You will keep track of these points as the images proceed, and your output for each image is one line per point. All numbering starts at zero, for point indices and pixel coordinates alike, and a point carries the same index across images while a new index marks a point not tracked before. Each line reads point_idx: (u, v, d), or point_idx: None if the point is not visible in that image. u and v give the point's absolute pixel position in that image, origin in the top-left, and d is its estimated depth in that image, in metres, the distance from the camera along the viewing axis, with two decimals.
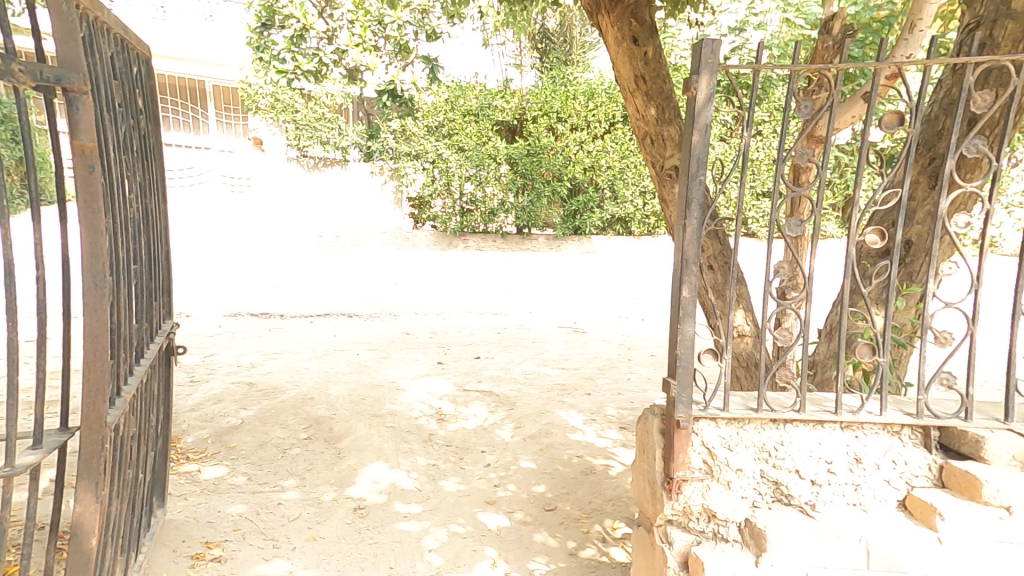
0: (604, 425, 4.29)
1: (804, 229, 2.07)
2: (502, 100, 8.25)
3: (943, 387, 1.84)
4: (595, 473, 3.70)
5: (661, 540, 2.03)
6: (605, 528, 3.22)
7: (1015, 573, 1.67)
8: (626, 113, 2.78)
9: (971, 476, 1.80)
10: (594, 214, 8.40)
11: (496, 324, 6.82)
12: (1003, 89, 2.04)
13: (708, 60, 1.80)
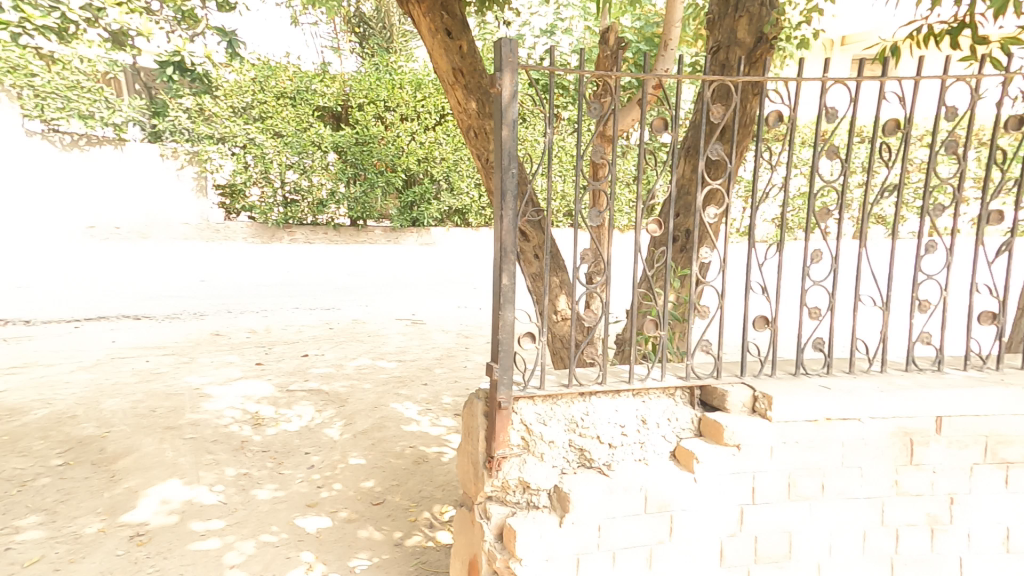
0: (439, 413, 4.35)
1: (603, 220, 2.33)
2: (321, 83, 8.08)
3: (704, 351, 2.38)
4: (427, 461, 3.75)
5: (481, 516, 2.16)
6: (433, 514, 3.30)
7: (735, 494, 2.25)
8: (448, 106, 2.84)
9: (717, 423, 2.29)
10: (431, 205, 8.50)
11: (328, 320, 6.50)
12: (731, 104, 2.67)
13: (508, 59, 1.91)
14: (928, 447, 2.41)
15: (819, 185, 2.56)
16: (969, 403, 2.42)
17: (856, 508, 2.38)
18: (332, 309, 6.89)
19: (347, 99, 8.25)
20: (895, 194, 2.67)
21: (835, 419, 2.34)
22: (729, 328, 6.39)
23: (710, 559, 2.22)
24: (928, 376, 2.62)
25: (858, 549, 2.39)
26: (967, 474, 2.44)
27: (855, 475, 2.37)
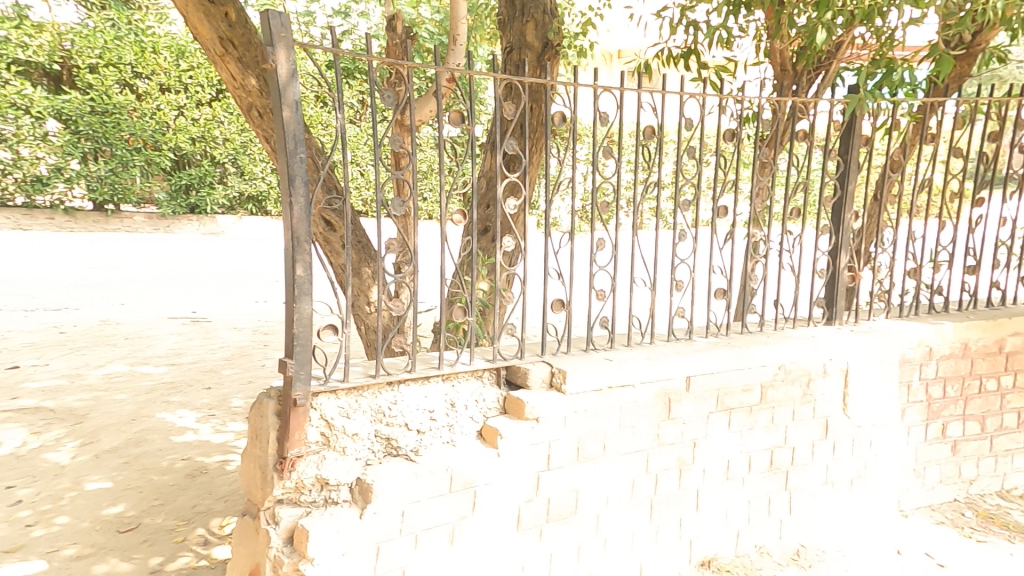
0: (225, 418, 3.97)
1: (407, 210, 2.22)
2: (32, 38, 7.85)
3: (509, 334, 2.58)
4: (206, 473, 3.39)
5: (268, 522, 2.02)
6: (209, 530, 2.95)
7: (533, 462, 2.46)
8: (220, 80, 2.55)
9: (520, 400, 2.48)
10: (215, 191, 8.83)
11: (58, 322, 5.63)
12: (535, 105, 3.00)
13: (280, 34, 1.78)
14: (681, 402, 2.97)
15: (600, 182, 3.03)
16: (707, 363, 3.03)
17: (628, 461, 2.81)
18: (63, 309, 6.05)
19: (67, 56, 8.08)
20: (656, 190, 3.28)
21: (615, 387, 2.74)
22: (533, 310, 6.95)
23: (507, 525, 2.39)
24: (682, 343, 3.24)
25: (628, 495, 2.82)
26: (705, 421, 3.05)
27: (629, 432, 2.80)
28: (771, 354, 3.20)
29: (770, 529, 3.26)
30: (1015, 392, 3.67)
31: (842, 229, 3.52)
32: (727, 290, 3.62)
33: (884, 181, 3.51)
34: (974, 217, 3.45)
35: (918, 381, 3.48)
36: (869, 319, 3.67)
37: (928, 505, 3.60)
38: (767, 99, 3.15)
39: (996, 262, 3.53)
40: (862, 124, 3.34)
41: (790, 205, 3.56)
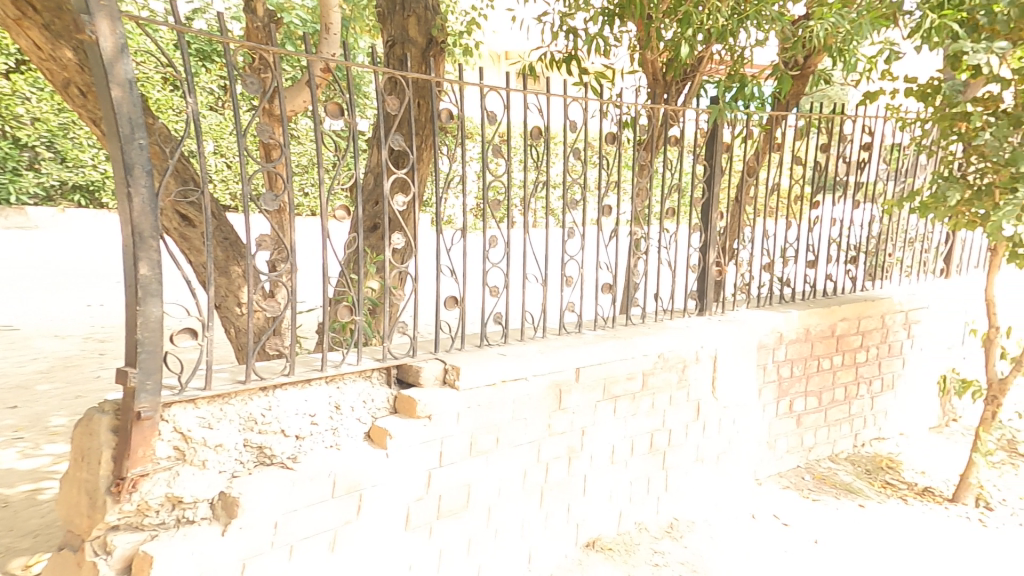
0: (37, 441, 3.63)
1: (282, 203, 2.05)
2: None
3: (401, 333, 2.53)
4: (9, 506, 3.01)
5: (96, 553, 1.80)
6: (11, 571, 2.56)
7: (423, 460, 2.45)
8: (24, 48, 2.50)
9: (411, 398, 2.45)
10: (24, 179, 8.08)
11: None
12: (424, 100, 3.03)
13: (99, 3, 1.60)
14: (571, 392, 3.12)
15: (491, 180, 3.01)
16: (594, 354, 3.21)
17: (520, 452, 2.89)
18: None
19: None
20: (546, 192, 3.38)
21: (508, 380, 2.81)
22: (424, 307, 6.95)
23: (395, 525, 2.36)
24: (572, 336, 3.40)
25: (519, 485, 2.91)
26: (593, 409, 3.23)
27: (523, 424, 2.89)
28: (652, 344, 3.46)
29: (648, 506, 3.52)
30: (844, 369, 4.22)
31: (710, 228, 3.90)
32: (613, 285, 3.83)
33: (742, 184, 3.96)
34: (813, 217, 4.08)
35: (771, 363, 3.96)
36: (730, 311, 4.06)
37: (777, 472, 4.07)
38: (642, 106, 3.46)
39: (829, 257, 4.17)
40: (723, 132, 3.73)
41: (667, 205, 3.87)
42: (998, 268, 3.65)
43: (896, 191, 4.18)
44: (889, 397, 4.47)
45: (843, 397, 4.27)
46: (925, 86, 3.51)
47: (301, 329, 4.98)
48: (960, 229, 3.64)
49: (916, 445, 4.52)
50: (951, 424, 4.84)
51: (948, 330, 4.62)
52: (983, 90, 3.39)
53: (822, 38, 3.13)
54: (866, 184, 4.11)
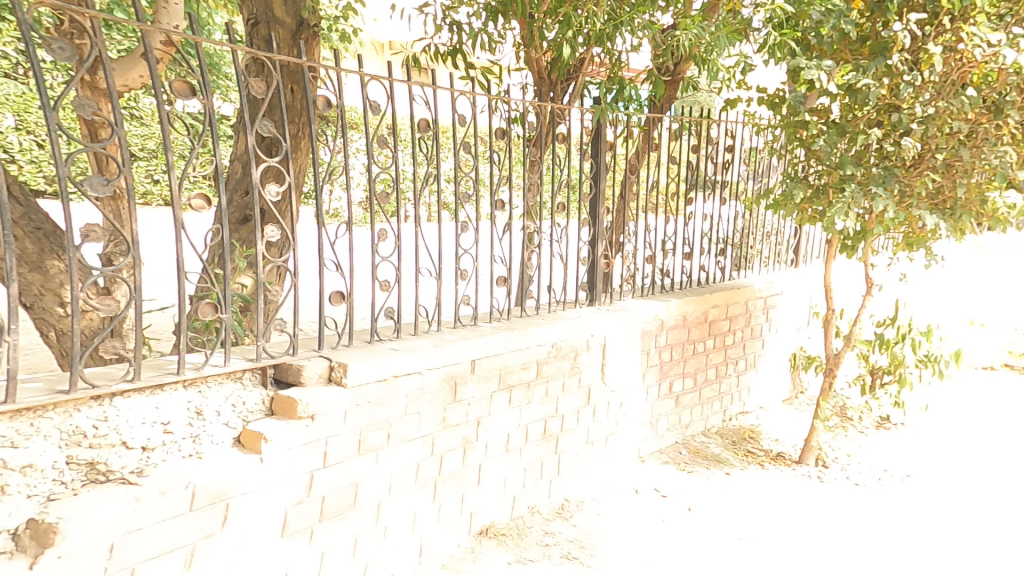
0: None
1: (116, 188, 1.84)
2: None
3: (278, 332, 2.36)
4: None
5: None
6: None
7: (303, 463, 2.36)
8: None
9: (291, 398, 2.36)
10: None
11: None
12: (297, 86, 2.82)
13: None
14: (466, 385, 3.17)
15: (376, 172, 2.88)
16: (490, 347, 3.27)
17: (412, 447, 2.89)
18: None
19: None
20: (436, 185, 3.33)
21: (400, 375, 2.79)
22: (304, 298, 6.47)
23: (270, 532, 2.28)
24: (468, 329, 3.44)
25: (412, 480, 2.90)
26: (489, 399, 3.29)
27: (415, 418, 2.89)
28: (546, 334, 3.58)
29: (541, 490, 3.67)
30: (715, 352, 4.66)
31: (598, 223, 4.11)
32: (508, 278, 3.88)
33: (625, 181, 4.22)
34: (687, 212, 4.47)
35: (654, 348, 4.26)
36: (619, 300, 4.33)
37: (657, 449, 4.41)
38: (529, 104, 3.57)
39: (702, 250, 4.63)
40: (606, 131, 3.94)
41: (558, 200, 4.02)
42: (833, 259, 4.26)
43: (754, 190, 4.75)
44: (752, 375, 4.99)
45: (714, 377, 4.70)
46: (774, 96, 4.01)
47: (146, 330, 4.36)
48: (805, 224, 4.17)
49: (773, 416, 5.10)
50: (800, 395, 5.51)
51: (798, 313, 5.27)
52: (818, 100, 3.96)
53: (687, 48, 3.50)
54: (731, 183, 4.64)
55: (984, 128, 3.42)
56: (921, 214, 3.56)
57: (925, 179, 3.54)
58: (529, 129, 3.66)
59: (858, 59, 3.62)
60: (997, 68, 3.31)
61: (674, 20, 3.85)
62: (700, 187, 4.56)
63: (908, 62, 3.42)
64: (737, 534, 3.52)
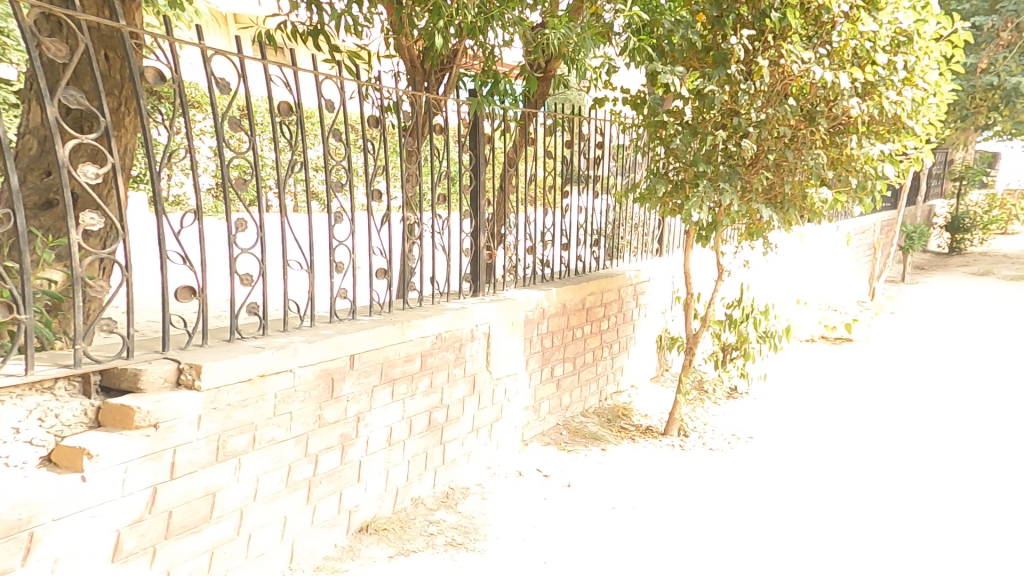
0: None
1: None
2: None
3: (103, 332, 2.13)
4: None
5: None
6: None
7: (140, 480, 2.15)
8: None
9: (126, 407, 2.14)
10: None
11: None
12: (112, 55, 2.41)
13: None
14: (344, 381, 3.07)
15: (229, 158, 2.67)
16: (370, 340, 3.20)
17: (283, 448, 2.75)
18: None
19: None
20: (304, 173, 3.13)
21: (267, 374, 2.64)
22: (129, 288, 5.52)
23: (98, 557, 2.07)
24: (345, 323, 3.33)
25: (282, 483, 2.76)
26: (370, 394, 3.23)
27: (286, 419, 2.76)
28: (429, 325, 3.57)
29: (425, 480, 3.67)
30: (591, 336, 4.95)
31: (479, 215, 4.16)
32: (387, 271, 3.75)
33: (504, 173, 4.32)
34: (564, 205, 4.69)
35: (536, 335, 4.43)
36: (504, 290, 4.43)
37: (539, 431, 4.61)
38: (402, 93, 3.51)
39: (577, 240, 4.91)
40: (483, 124, 4.01)
41: (438, 191, 3.96)
42: (691, 248, 4.69)
43: (623, 183, 5.21)
44: (624, 357, 5.39)
45: (591, 360, 5.01)
46: (636, 97, 4.34)
47: None
48: (665, 216, 4.56)
49: (643, 394, 5.55)
50: (665, 373, 6.05)
51: (662, 298, 5.76)
52: (672, 104, 4.35)
53: (556, 46, 3.68)
54: (602, 177, 4.98)
55: (802, 133, 3.97)
56: (757, 208, 4.07)
57: (760, 176, 4.02)
58: (401, 118, 3.57)
59: (703, 67, 4.07)
60: (809, 82, 3.86)
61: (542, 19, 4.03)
62: (573, 182, 4.81)
63: (743, 73, 3.88)
64: (611, 504, 3.80)
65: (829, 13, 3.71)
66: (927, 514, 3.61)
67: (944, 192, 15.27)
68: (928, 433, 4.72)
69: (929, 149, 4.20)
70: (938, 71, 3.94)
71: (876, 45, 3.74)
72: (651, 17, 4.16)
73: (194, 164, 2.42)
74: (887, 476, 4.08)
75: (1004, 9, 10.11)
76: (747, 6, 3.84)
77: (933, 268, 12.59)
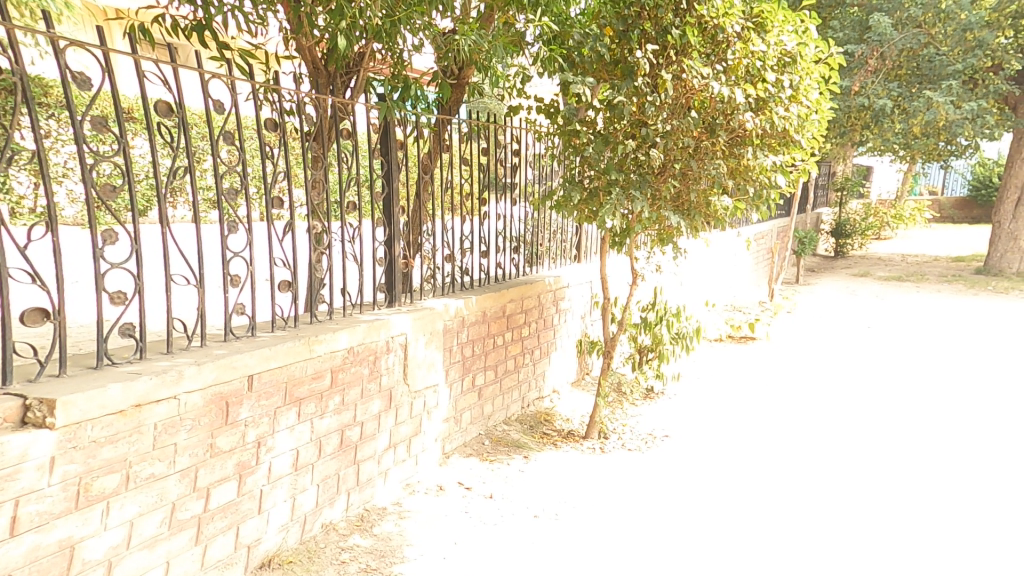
0: None
1: None
2: None
3: None
4: None
5: None
6: None
7: None
8: None
9: None
10: None
11: None
12: None
13: None
14: (241, 405, 2.84)
15: (93, 163, 2.36)
16: (271, 359, 2.97)
17: (164, 485, 2.53)
18: None
19: None
20: (190, 178, 2.83)
21: (143, 404, 2.41)
22: None
23: None
24: (243, 341, 3.08)
25: (164, 523, 2.56)
26: (271, 417, 3.01)
27: (169, 451, 2.54)
28: (340, 340, 3.38)
29: (337, 504, 3.47)
30: (513, 344, 4.93)
31: (393, 222, 4.00)
32: (292, 282, 3.45)
33: (419, 180, 4.20)
34: (482, 212, 4.64)
35: (456, 345, 4.34)
36: (421, 299, 4.30)
37: (461, 443, 4.52)
38: (305, 95, 3.30)
39: (496, 248, 4.87)
40: (396, 129, 3.88)
41: (348, 199, 3.73)
42: (607, 254, 4.77)
43: (540, 190, 5.28)
44: (545, 362, 5.42)
45: (512, 367, 4.98)
46: (549, 106, 4.40)
47: None
48: (581, 223, 4.63)
49: (565, 399, 5.62)
50: (586, 376, 6.15)
51: (580, 304, 5.86)
52: (587, 114, 4.38)
53: (466, 53, 3.62)
54: (520, 185, 5.03)
55: (705, 144, 4.17)
56: (667, 214, 4.22)
57: (668, 184, 4.18)
58: (303, 120, 3.34)
59: (613, 79, 4.22)
60: (709, 97, 4.05)
61: (453, 25, 4.03)
62: (491, 189, 4.78)
63: (649, 85, 4.03)
64: (533, 512, 3.78)
65: (724, 33, 3.97)
66: (821, 498, 3.89)
67: (829, 201, 16.91)
68: (821, 421, 5.13)
69: (814, 161, 4.56)
70: (818, 91, 4.29)
71: (766, 64, 4.01)
72: (561, 28, 4.30)
73: (46, 171, 2.12)
74: (787, 464, 4.38)
75: (871, 39, 11.50)
76: (651, 22, 4.02)
77: (822, 270, 13.87)
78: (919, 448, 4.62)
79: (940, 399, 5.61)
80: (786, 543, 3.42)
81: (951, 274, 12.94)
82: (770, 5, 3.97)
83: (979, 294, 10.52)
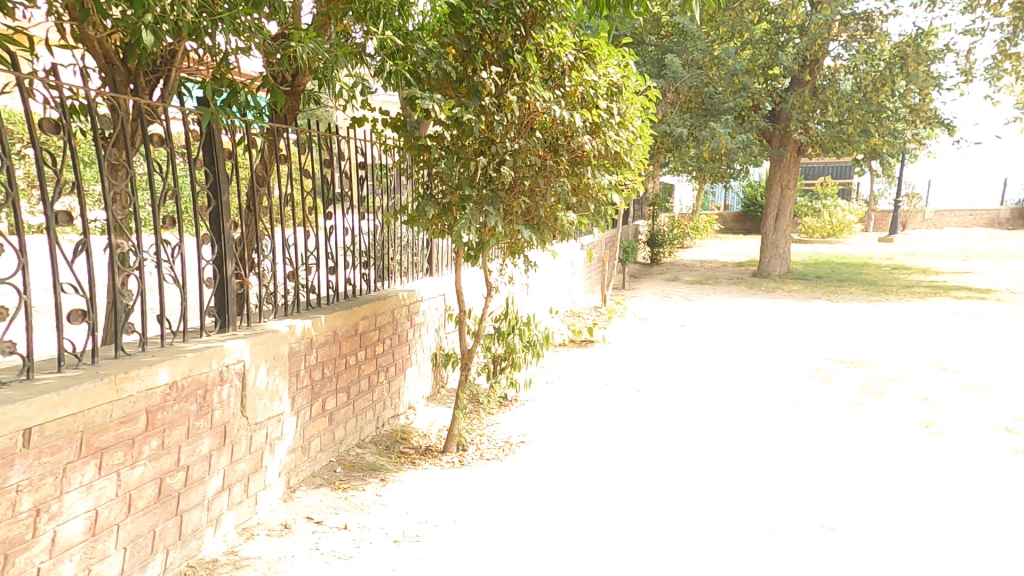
0: None
1: None
2: None
3: None
4: None
5: None
6: None
7: None
8: None
9: None
10: None
11: None
12: None
13: None
14: (12, 468, 2.27)
15: None
16: (57, 408, 2.40)
17: None
18: None
19: None
20: None
21: None
22: None
23: None
24: (16, 388, 2.43)
25: None
26: (59, 476, 2.44)
27: None
28: (159, 375, 2.86)
29: (153, 566, 2.93)
30: (366, 362, 4.70)
31: (223, 238, 3.53)
32: (87, 312, 2.80)
33: (252, 192, 3.77)
34: (328, 226, 4.35)
35: (303, 369, 3.97)
36: (260, 322, 3.84)
37: (309, 474, 4.15)
38: (98, 93, 2.71)
39: (345, 263, 4.60)
40: (222, 137, 3.45)
41: (162, 212, 3.16)
42: (462, 267, 4.78)
43: (389, 204, 5.15)
44: (400, 379, 5.28)
45: (366, 387, 4.74)
46: (396, 119, 4.34)
47: None
48: (434, 238, 4.62)
49: (422, 415, 5.54)
50: (442, 390, 6.14)
51: (434, 317, 5.82)
52: (432, 129, 4.49)
53: (305, 61, 3.38)
54: (367, 198, 4.84)
55: (549, 164, 4.44)
56: (518, 229, 4.40)
57: (518, 201, 4.37)
58: (97, 121, 2.73)
59: (459, 96, 4.30)
60: (550, 119, 4.35)
61: (283, 30, 3.81)
62: (337, 202, 4.51)
63: (495, 105, 4.21)
64: (394, 537, 3.63)
65: (559, 61, 4.33)
66: (654, 481, 4.43)
67: (644, 215, 19.40)
68: (649, 414, 5.84)
69: (640, 181, 5.13)
70: (641, 120, 4.83)
71: (597, 93, 4.42)
72: (403, 43, 4.27)
73: None
74: (624, 455, 4.90)
75: (667, 75, 13.54)
76: (492, 45, 4.25)
77: (641, 276, 15.86)
78: (723, 426, 5.52)
79: (733, 385, 6.78)
80: (627, 526, 3.82)
81: (735, 277, 15.78)
82: (597, 40, 4.43)
83: (755, 295, 12.99)
